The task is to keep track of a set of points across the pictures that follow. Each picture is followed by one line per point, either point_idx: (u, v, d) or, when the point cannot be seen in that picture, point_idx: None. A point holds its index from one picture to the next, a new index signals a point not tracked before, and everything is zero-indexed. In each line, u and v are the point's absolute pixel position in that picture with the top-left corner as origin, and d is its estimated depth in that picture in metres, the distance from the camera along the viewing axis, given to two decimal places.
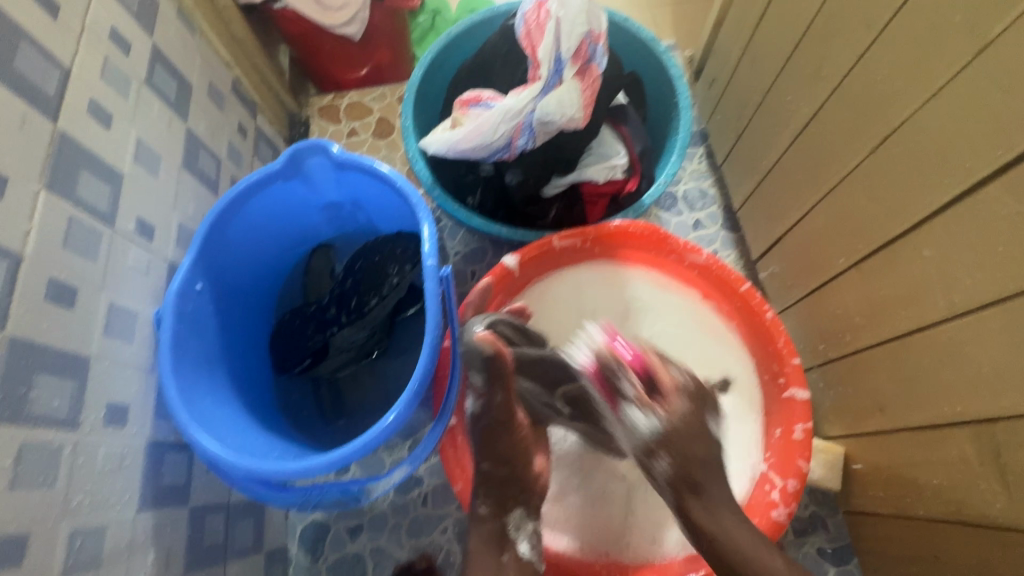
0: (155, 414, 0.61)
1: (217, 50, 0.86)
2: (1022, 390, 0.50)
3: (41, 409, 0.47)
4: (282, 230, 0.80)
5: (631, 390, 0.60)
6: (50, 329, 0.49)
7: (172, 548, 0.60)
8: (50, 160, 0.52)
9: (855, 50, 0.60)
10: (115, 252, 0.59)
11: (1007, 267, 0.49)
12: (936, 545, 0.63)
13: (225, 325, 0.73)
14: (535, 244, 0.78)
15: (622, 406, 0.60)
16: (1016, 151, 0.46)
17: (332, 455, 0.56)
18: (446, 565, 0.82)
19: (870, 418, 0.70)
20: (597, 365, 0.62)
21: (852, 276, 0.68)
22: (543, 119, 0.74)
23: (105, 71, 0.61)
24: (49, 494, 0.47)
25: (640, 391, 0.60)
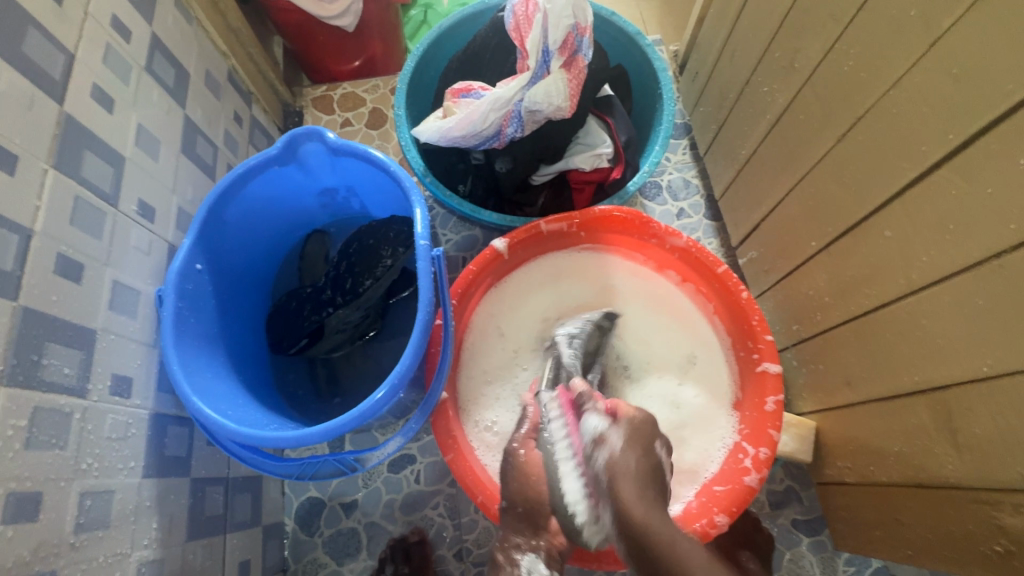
0: (158, 387, 0.63)
1: (213, 40, 0.88)
2: (971, 358, 0.54)
3: (52, 375, 0.49)
4: (278, 215, 0.82)
5: (594, 405, 0.62)
6: (60, 301, 0.51)
7: (175, 516, 0.62)
8: (57, 141, 0.54)
9: (824, 43, 0.64)
10: (119, 231, 0.61)
11: (958, 244, 0.53)
12: (898, 509, 0.67)
13: (224, 304, 0.75)
14: (523, 229, 0.81)
15: (583, 419, 0.61)
16: (966, 136, 0.49)
17: (327, 425, 0.59)
18: (438, 540, 0.85)
19: (839, 392, 0.74)
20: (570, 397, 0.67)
21: (823, 257, 0.72)
22: (530, 108, 0.78)
23: (107, 58, 0.63)
24: (61, 455, 0.49)
25: (607, 408, 0.61)
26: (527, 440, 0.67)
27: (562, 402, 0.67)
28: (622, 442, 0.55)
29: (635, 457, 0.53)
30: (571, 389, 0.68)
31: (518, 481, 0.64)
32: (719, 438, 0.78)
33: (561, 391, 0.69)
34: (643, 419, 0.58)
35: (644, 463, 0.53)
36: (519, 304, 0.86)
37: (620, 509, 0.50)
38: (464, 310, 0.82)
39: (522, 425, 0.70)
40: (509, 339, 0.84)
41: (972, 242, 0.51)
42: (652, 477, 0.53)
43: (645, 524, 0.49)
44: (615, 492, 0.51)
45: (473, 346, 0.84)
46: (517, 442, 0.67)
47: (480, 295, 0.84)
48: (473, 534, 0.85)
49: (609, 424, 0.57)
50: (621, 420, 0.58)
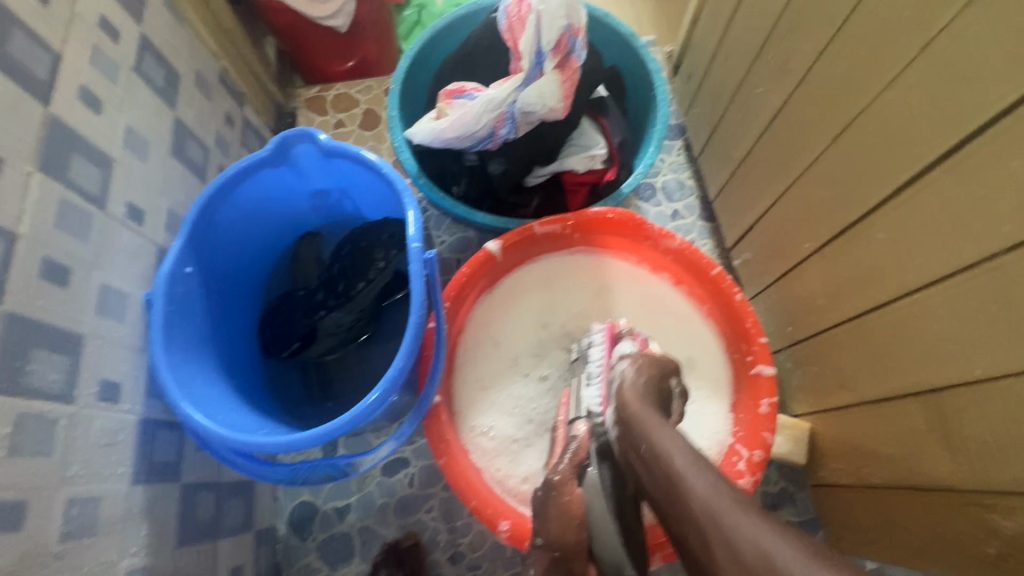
0: (147, 392, 0.63)
1: (205, 40, 0.87)
2: (964, 360, 0.54)
3: (38, 382, 0.49)
4: (271, 217, 0.82)
5: (631, 339, 0.73)
6: (46, 305, 0.51)
7: (164, 522, 0.62)
8: (43, 143, 0.53)
9: (818, 45, 0.64)
10: (107, 235, 0.60)
11: (951, 246, 0.53)
12: (893, 511, 0.67)
13: (215, 308, 0.74)
14: (516, 231, 0.81)
15: (616, 348, 0.73)
16: (958, 138, 0.49)
17: (319, 430, 0.58)
18: (432, 543, 0.85)
19: (833, 395, 0.74)
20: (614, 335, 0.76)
21: (816, 259, 0.72)
22: (524, 110, 0.77)
23: (95, 58, 0.63)
24: (46, 463, 0.48)
25: (640, 345, 0.72)
26: (570, 474, 0.65)
27: (605, 333, 0.77)
28: (632, 371, 0.63)
29: (641, 380, 0.61)
30: (614, 325, 0.78)
31: (556, 518, 0.62)
32: (715, 441, 0.78)
33: (607, 326, 0.79)
34: (663, 355, 0.68)
35: (646, 379, 0.62)
36: (512, 307, 0.86)
37: (623, 404, 0.58)
38: (457, 313, 0.82)
39: (565, 456, 0.66)
40: (503, 342, 0.84)
41: (965, 245, 0.51)
42: (654, 396, 0.60)
43: (634, 412, 0.56)
44: (619, 394, 0.60)
45: (467, 349, 0.83)
46: (556, 474, 0.65)
47: (473, 299, 0.84)
48: (467, 538, 0.85)
49: (633, 353, 0.68)
50: (645, 353, 0.68)
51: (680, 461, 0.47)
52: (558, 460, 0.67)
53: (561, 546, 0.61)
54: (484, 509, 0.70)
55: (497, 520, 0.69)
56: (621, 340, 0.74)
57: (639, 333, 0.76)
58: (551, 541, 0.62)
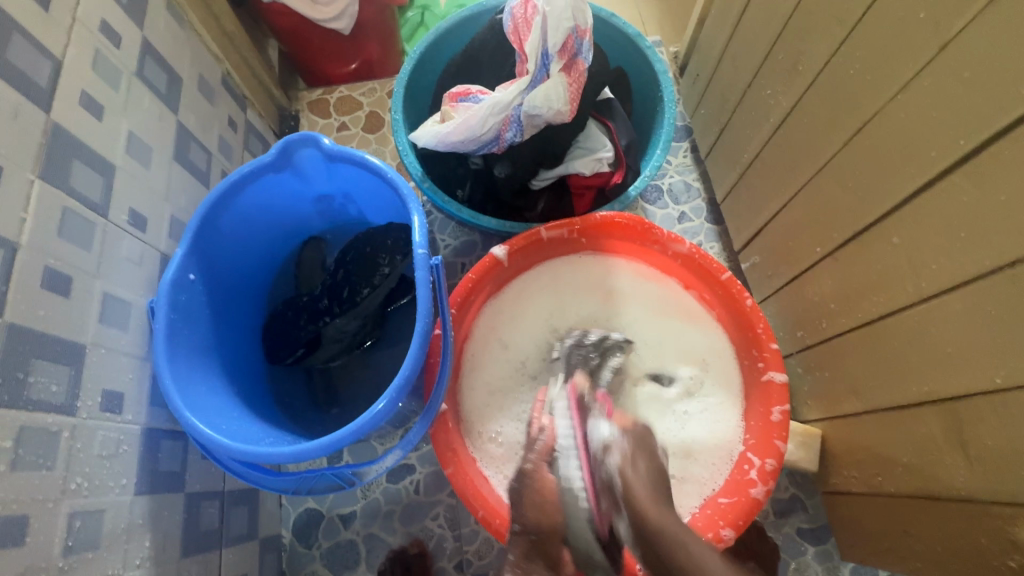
0: (150, 401, 0.62)
1: (207, 44, 0.87)
2: (983, 368, 0.53)
3: (39, 393, 0.48)
4: (274, 222, 0.81)
5: (598, 412, 0.67)
6: (47, 315, 0.50)
7: (169, 532, 0.61)
8: (44, 151, 0.52)
9: (829, 46, 0.63)
10: (109, 242, 0.60)
11: (969, 252, 0.51)
12: (907, 520, 0.66)
13: (218, 315, 0.74)
14: (523, 236, 0.80)
15: (586, 422, 0.66)
16: (976, 142, 0.48)
17: (325, 440, 0.57)
18: (438, 550, 0.84)
19: (845, 401, 0.73)
20: (575, 394, 0.71)
21: (828, 264, 0.70)
22: (529, 113, 0.76)
23: (96, 64, 0.62)
24: (49, 475, 0.48)
25: (609, 416, 0.67)
26: (541, 462, 0.65)
27: (569, 400, 0.70)
28: (627, 466, 0.59)
29: (648, 479, 0.58)
30: (576, 387, 0.72)
31: (533, 504, 0.61)
32: (726, 449, 0.76)
33: (569, 388, 0.72)
34: (644, 435, 0.64)
35: (650, 473, 0.59)
36: (517, 313, 0.84)
37: (634, 507, 0.55)
38: (463, 318, 0.81)
39: (535, 445, 0.67)
40: (510, 348, 0.83)
41: (984, 251, 0.50)
42: (659, 489, 0.58)
43: (658, 524, 0.53)
44: (632, 501, 0.56)
45: (474, 354, 0.83)
46: (531, 463, 0.65)
47: (479, 303, 0.83)
48: (474, 545, 0.84)
49: (618, 433, 0.63)
50: (627, 433, 0.63)
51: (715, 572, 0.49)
52: (530, 449, 0.67)
53: (539, 531, 0.60)
54: (501, 527, 0.68)
55: (505, 530, 0.68)
56: (588, 415, 0.67)
57: (602, 398, 0.71)
58: (529, 526, 0.60)
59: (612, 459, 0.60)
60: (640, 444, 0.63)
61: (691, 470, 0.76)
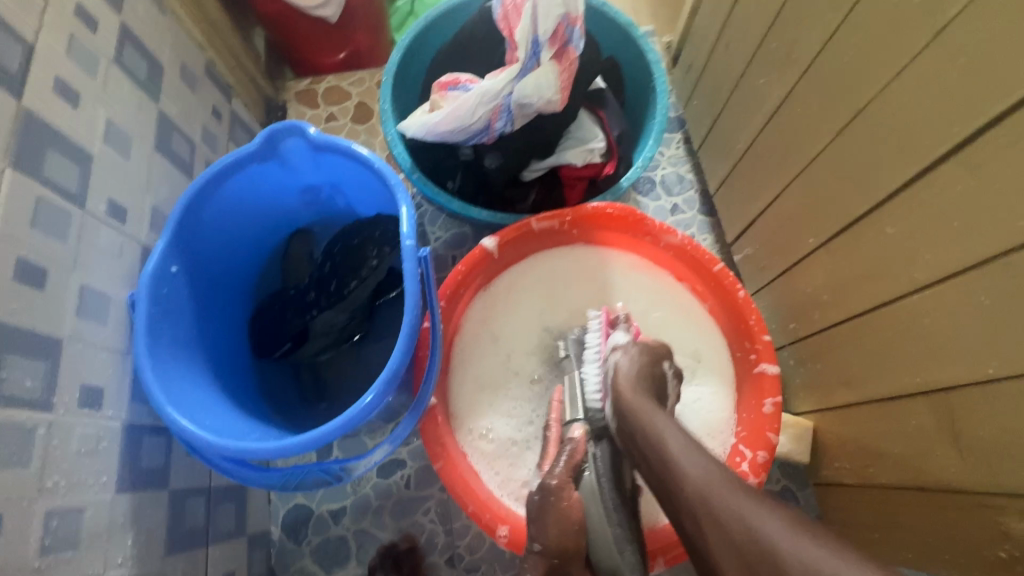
0: (132, 396, 0.60)
1: (190, 31, 0.85)
2: (975, 359, 0.52)
3: (13, 390, 0.47)
4: (260, 214, 0.79)
5: (624, 328, 0.74)
6: (21, 309, 0.48)
7: (152, 530, 0.60)
8: (16, 139, 0.51)
9: (823, 33, 0.62)
10: (86, 234, 0.58)
11: (962, 242, 0.51)
12: (899, 512, 0.66)
13: (202, 308, 0.72)
14: (514, 226, 0.79)
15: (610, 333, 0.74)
16: (972, 129, 0.47)
17: (311, 435, 0.56)
18: (429, 546, 0.83)
19: (837, 393, 0.73)
20: (609, 317, 0.77)
21: (821, 255, 0.70)
22: (520, 101, 0.75)
23: (72, 49, 0.60)
24: (23, 474, 0.46)
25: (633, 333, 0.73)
26: (567, 479, 0.63)
27: (602, 320, 0.77)
28: (625, 359, 0.64)
29: (634, 367, 0.63)
30: (610, 311, 0.79)
31: (554, 524, 0.62)
32: (717, 441, 0.76)
33: (603, 311, 0.80)
34: (655, 342, 0.69)
35: (642, 363, 0.64)
36: (507, 306, 0.83)
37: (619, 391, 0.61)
38: (453, 311, 0.80)
39: (560, 460, 0.65)
40: (501, 341, 0.82)
41: (977, 240, 0.49)
42: (648, 384, 0.62)
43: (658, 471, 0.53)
44: (615, 388, 0.61)
45: (464, 347, 0.82)
46: (556, 479, 0.63)
47: (469, 296, 0.82)
48: (465, 539, 0.83)
49: (628, 343, 0.68)
50: (641, 343, 0.68)
51: (673, 444, 0.51)
52: (553, 465, 0.66)
53: (559, 555, 0.61)
54: (492, 521, 0.68)
55: (496, 525, 0.68)
56: (616, 328, 0.75)
57: (634, 323, 0.76)
58: (551, 548, 0.61)
59: (614, 358, 0.66)
60: (647, 354, 0.66)
61: None
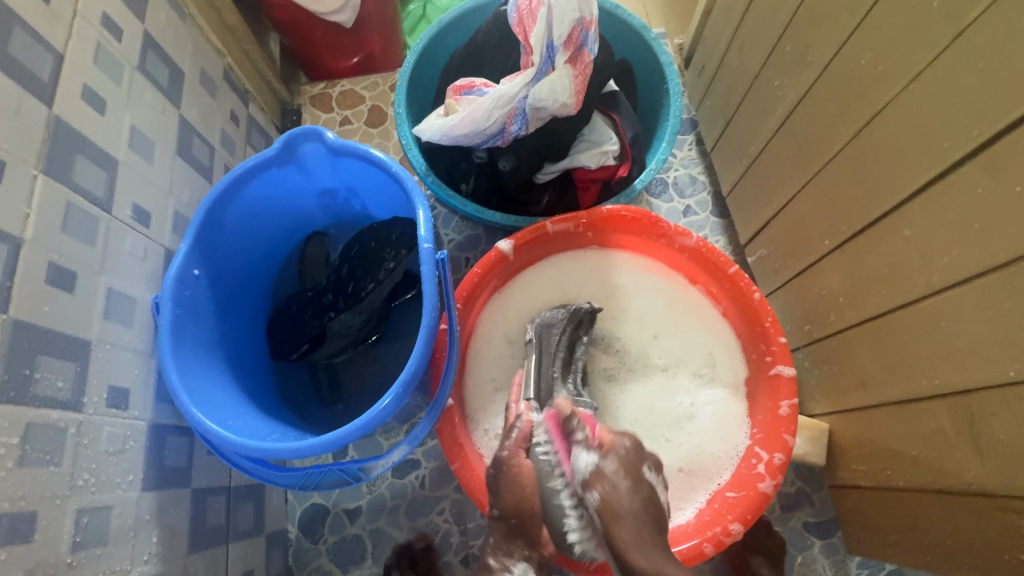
0: (157, 397, 0.62)
1: (208, 38, 0.86)
2: (996, 362, 0.52)
3: (45, 390, 0.48)
4: (278, 218, 0.80)
5: (582, 434, 0.55)
6: (53, 311, 0.50)
7: (176, 528, 0.61)
8: (47, 146, 0.52)
9: (839, 35, 0.62)
10: (113, 238, 0.59)
11: (982, 244, 0.51)
12: (915, 514, 0.66)
13: (223, 310, 0.73)
14: (529, 230, 0.79)
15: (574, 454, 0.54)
16: (992, 132, 0.47)
17: (331, 435, 0.57)
18: (444, 546, 0.84)
19: (854, 395, 0.73)
20: (557, 417, 0.61)
21: (836, 257, 0.70)
22: (535, 105, 0.75)
23: (98, 58, 0.61)
24: (56, 472, 0.48)
25: (594, 436, 0.54)
26: (518, 449, 0.63)
27: (550, 425, 0.61)
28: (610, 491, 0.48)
29: (633, 490, 0.48)
30: (559, 410, 0.61)
31: (508, 492, 0.62)
32: (732, 444, 0.76)
33: (549, 414, 0.62)
34: (633, 446, 0.52)
35: (636, 494, 0.48)
36: (522, 309, 0.84)
37: (620, 555, 0.45)
38: (468, 313, 0.80)
39: (511, 432, 0.65)
40: (515, 344, 0.83)
41: (998, 243, 0.49)
42: (638, 480, 0.51)
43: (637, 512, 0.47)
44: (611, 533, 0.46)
45: (480, 348, 0.82)
46: (508, 450, 0.63)
47: (484, 298, 0.83)
48: (480, 539, 0.84)
49: (603, 458, 0.51)
50: (611, 452, 0.51)
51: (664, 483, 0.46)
52: (507, 436, 0.65)
53: (517, 515, 0.62)
54: None
55: None
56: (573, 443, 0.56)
57: (584, 413, 0.61)
58: (506, 511, 0.62)
59: (590, 496, 0.49)
60: (631, 465, 0.50)
61: (697, 466, 0.76)
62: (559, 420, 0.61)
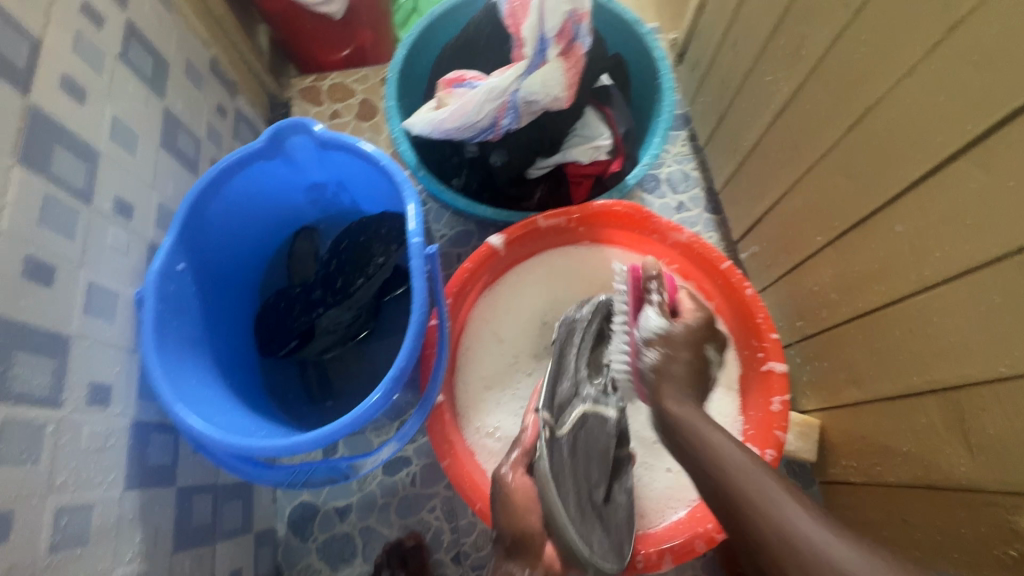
0: (139, 394, 0.60)
1: (194, 27, 0.84)
2: (987, 357, 0.52)
3: (22, 386, 0.47)
4: (266, 212, 0.79)
5: (655, 301, 0.66)
6: (29, 305, 0.48)
7: (160, 527, 0.60)
8: (23, 136, 0.50)
9: (833, 29, 0.61)
10: (94, 231, 0.58)
11: (975, 239, 0.50)
12: (906, 510, 0.66)
13: (209, 305, 0.72)
14: (520, 224, 0.79)
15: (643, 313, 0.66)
16: (985, 126, 0.47)
17: (318, 432, 0.56)
18: (435, 544, 0.83)
19: (845, 391, 0.73)
20: (636, 277, 0.69)
21: (829, 253, 0.70)
22: (527, 98, 0.74)
23: (78, 45, 0.59)
24: (33, 471, 0.46)
25: (668, 305, 0.67)
26: (517, 468, 0.67)
27: (631, 279, 0.70)
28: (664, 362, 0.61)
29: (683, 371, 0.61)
30: (638, 269, 0.70)
31: (503, 510, 0.63)
32: None
33: (631, 269, 0.71)
34: (701, 324, 0.65)
35: (692, 368, 0.62)
36: (513, 305, 0.83)
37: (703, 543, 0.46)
38: (460, 309, 0.80)
39: (515, 448, 0.69)
40: (506, 341, 0.82)
41: (990, 237, 0.49)
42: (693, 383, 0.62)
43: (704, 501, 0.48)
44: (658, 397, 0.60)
45: (471, 344, 0.82)
46: (505, 468, 0.67)
47: (475, 294, 0.82)
48: (470, 537, 0.83)
49: (670, 326, 0.64)
50: (681, 330, 0.64)
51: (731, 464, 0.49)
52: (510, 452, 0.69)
53: (512, 535, 0.62)
54: None
55: None
56: (645, 304, 0.67)
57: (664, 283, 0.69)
58: (503, 531, 0.62)
59: (648, 356, 0.62)
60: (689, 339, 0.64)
61: None
62: (637, 287, 0.69)
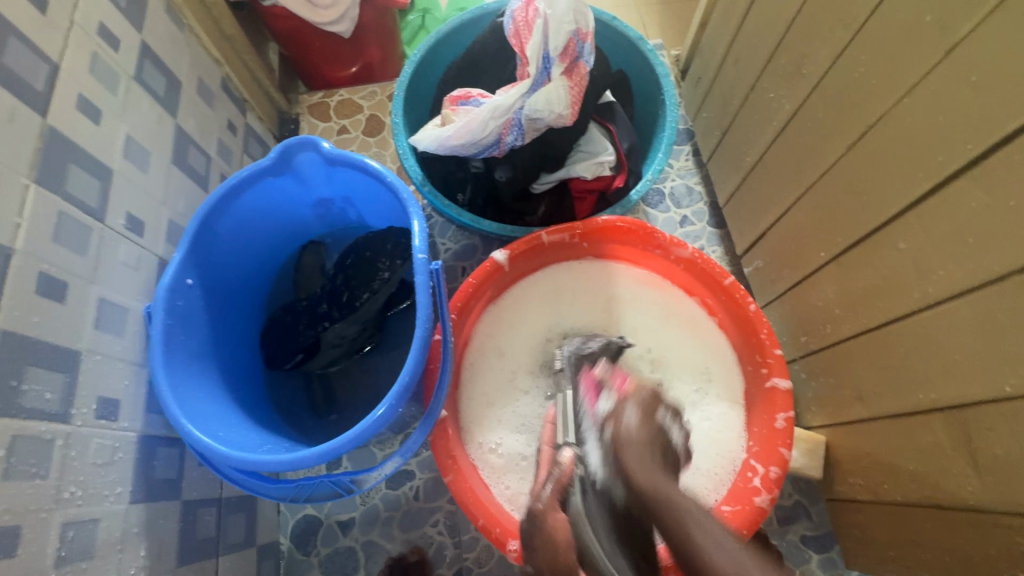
0: (147, 407, 0.61)
1: (206, 47, 0.86)
2: (992, 376, 0.52)
3: (32, 401, 0.47)
4: (274, 227, 0.80)
5: (609, 388, 0.64)
6: (42, 321, 0.49)
7: (165, 540, 0.60)
8: (40, 155, 0.52)
9: (834, 48, 0.62)
10: (105, 247, 0.59)
11: (977, 257, 0.51)
12: (913, 529, 0.65)
13: (217, 320, 0.73)
14: (524, 239, 0.79)
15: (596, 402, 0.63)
16: (986, 146, 0.47)
17: (322, 447, 0.56)
18: (438, 559, 0.83)
19: (851, 408, 0.72)
20: (591, 386, 0.67)
21: (832, 269, 0.70)
22: (531, 116, 0.76)
23: (94, 67, 0.61)
24: (42, 485, 0.47)
25: (616, 391, 0.63)
26: (553, 502, 0.59)
27: (585, 383, 0.69)
28: (636, 417, 0.56)
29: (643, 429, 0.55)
30: (591, 371, 0.70)
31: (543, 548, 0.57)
32: (729, 457, 0.75)
33: (583, 376, 0.70)
34: (650, 394, 0.59)
35: (646, 429, 0.55)
36: (517, 320, 0.84)
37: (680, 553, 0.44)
38: (464, 324, 0.80)
39: (549, 485, 0.60)
40: (511, 355, 0.82)
41: (992, 256, 0.49)
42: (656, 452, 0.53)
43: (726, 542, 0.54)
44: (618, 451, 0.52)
45: (475, 359, 0.82)
46: (544, 505, 0.59)
47: (480, 308, 0.82)
48: (473, 552, 0.83)
49: (619, 404, 0.58)
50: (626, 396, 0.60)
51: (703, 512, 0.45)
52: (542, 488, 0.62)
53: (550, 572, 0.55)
54: (503, 536, 0.67)
55: (506, 540, 0.67)
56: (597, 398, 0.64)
57: (618, 376, 0.66)
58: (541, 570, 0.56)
59: (606, 430, 0.56)
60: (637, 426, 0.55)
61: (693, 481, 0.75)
62: (594, 383, 0.68)
